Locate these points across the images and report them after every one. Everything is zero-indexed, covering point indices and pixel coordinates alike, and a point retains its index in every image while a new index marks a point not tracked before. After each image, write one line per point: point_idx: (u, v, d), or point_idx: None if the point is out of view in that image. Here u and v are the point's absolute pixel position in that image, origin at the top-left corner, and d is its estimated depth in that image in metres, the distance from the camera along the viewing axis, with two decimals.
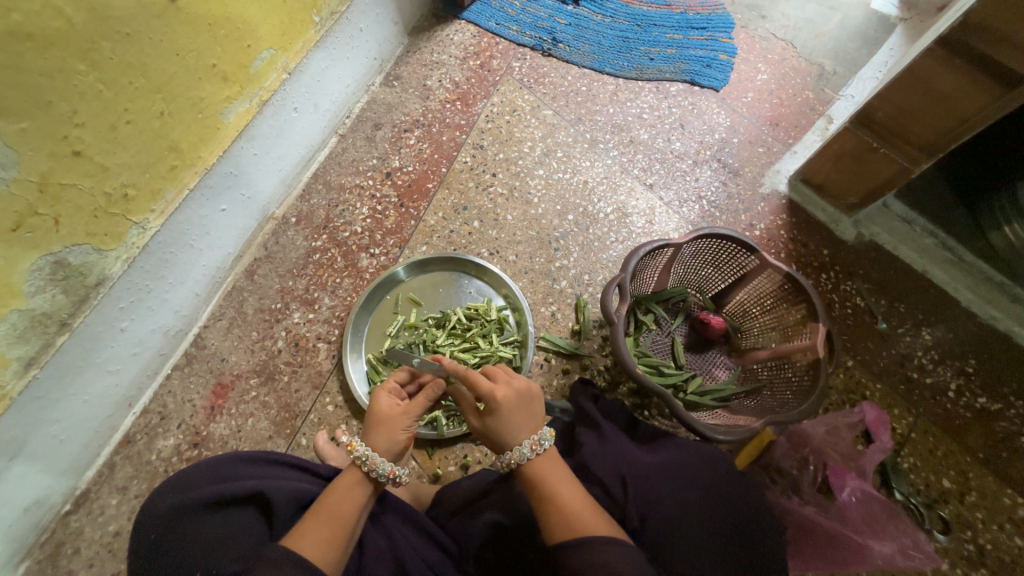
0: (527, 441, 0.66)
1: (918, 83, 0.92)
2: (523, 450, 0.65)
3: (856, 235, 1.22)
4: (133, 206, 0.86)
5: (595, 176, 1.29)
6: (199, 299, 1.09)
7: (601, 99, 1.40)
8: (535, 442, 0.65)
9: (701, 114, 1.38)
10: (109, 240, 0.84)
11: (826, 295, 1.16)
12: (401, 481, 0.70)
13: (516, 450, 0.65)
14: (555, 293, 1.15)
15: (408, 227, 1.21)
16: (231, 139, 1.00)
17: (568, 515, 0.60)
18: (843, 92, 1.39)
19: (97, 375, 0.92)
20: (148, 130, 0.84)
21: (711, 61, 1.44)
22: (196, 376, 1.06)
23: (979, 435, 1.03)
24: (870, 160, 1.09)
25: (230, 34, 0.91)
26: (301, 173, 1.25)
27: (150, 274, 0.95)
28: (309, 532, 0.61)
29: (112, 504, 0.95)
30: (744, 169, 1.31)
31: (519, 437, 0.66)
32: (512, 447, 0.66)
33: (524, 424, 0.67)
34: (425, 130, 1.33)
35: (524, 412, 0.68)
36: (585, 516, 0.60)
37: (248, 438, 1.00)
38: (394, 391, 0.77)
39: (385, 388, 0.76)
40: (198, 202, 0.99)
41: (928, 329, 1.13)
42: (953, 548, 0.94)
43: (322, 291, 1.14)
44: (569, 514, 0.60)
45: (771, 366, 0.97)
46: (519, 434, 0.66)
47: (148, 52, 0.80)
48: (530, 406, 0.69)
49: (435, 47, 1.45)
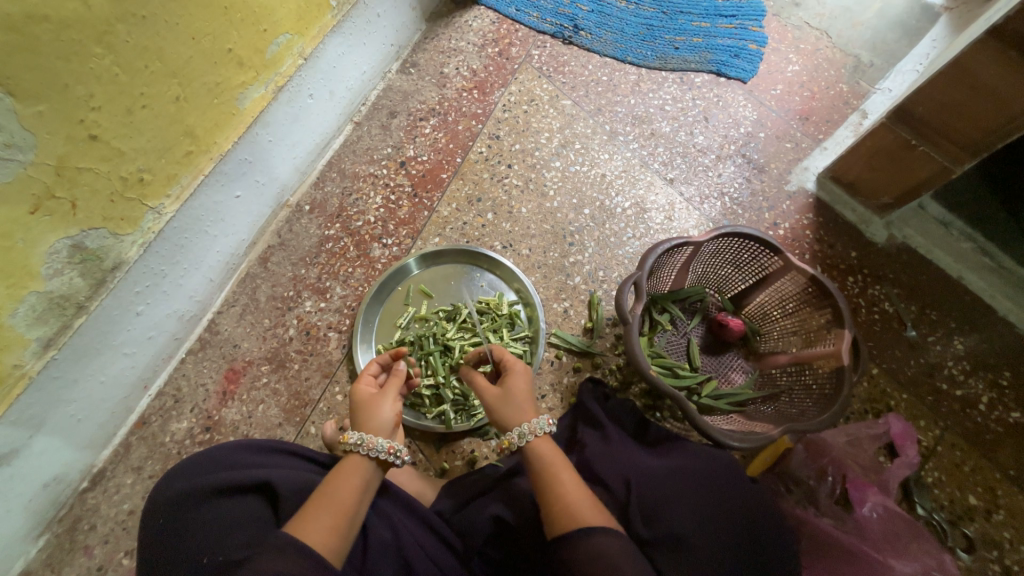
0: (527, 424, 0.69)
1: (963, 76, 0.86)
2: (522, 432, 0.68)
3: (887, 237, 1.16)
4: (148, 190, 0.86)
5: (613, 169, 1.25)
6: (212, 285, 1.09)
7: (623, 89, 1.35)
8: (533, 427, 0.68)
9: (726, 107, 1.32)
10: (125, 224, 0.85)
11: (852, 299, 1.11)
12: (402, 456, 0.72)
13: (514, 432, 0.68)
14: (568, 289, 1.13)
15: (421, 218, 1.19)
16: (247, 125, 1.00)
17: (567, 505, 0.61)
18: (880, 85, 1.32)
19: (113, 357, 0.93)
20: (164, 114, 0.84)
21: (739, 51, 1.38)
22: (210, 360, 1.06)
23: (1010, 451, 0.98)
24: (907, 159, 1.03)
25: (246, 18, 0.90)
26: (315, 161, 1.24)
27: (166, 259, 0.96)
28: (312, 521, 0.61)
29: (127, 484, 0.97)
30: (769, 165, 1.25)
31: (513, 423, 0.70)
32: (510, 429, 0.70)
33: (525, 408, 0.71)
34: (440, 119, 1.31)
35: (525, 399, 0.72)
36: (584, 508, 0.60)
37: (258, 424, 1.01)
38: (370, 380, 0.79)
39: (361, 377, 0.80)
40: (212, 188, 0.99)
41: (960, 338, 1.07)
42: (978, 567, 0.90)
43: (334, 280, 1.13)
44: (568, 505, 0.61)
45: (791, 372, 0.94)
46: (519, 417, 0.70)
47: (163, 35, 0.79)
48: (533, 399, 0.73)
49: (453, 34, 1.42)
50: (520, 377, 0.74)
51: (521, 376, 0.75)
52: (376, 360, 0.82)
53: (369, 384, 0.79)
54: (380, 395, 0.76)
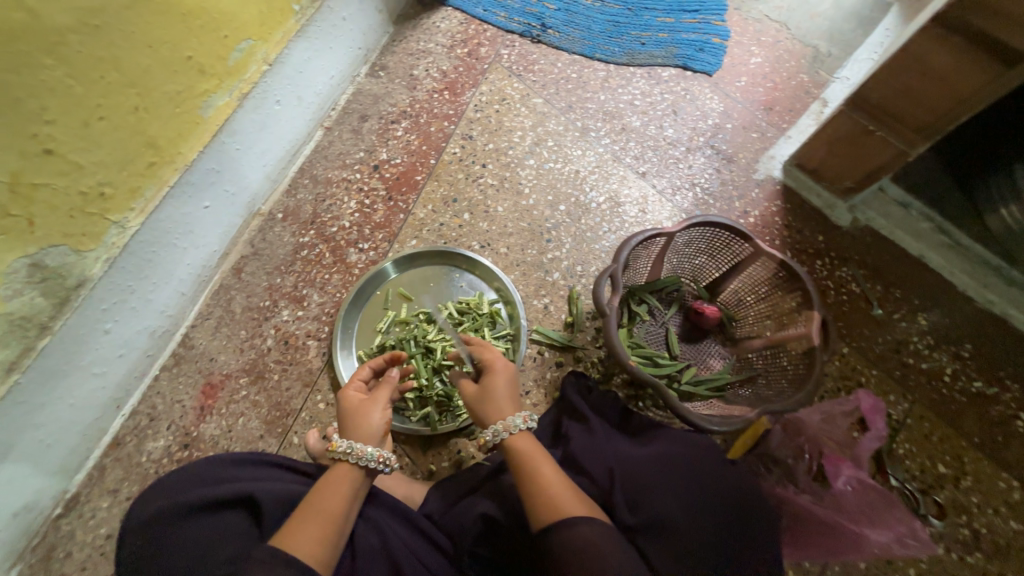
0: (500, 423, 0.69)
1: (913, 62, 0.90)
2: (497, 431, 0.69)
3: (851, 221, 1.21)
4: (111, 204, 0.84)
5: (586, 165, 1.27)
6: (185, 299, 1.07)
7: (592, 86, 1.37)
8: (506, 425, 0.69)
9: (694, 100, 1.35)
10: (88, 240, 0.82)
11: (821, 282, 1.15)
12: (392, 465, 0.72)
13: (489, 431, 0.69)
14: (547, 285, 1.14)
15: (397, 221, 1.19)
16: (212, 133, 0.98)
17: (549, 499, 0.61)
18: (838, 74, 1.36)
19: (81, 378, 0.90)
20: (124, 125, 0.82)
21: (703, 45, 1.41)
22: (185, 376, 1.03)
23: (974, 419, 1.03)
24: (866, 144, 1.07)
25: (206, 25, 0.88)
26: (286, 168, 1.22)
27: (133, 274, 0.93)
28: (299, 533, 0.61)
29: (103, 507, 0.93)
30: (737, 155, 1.29)
31: (491, 421, 0.71)
32: (487, 427, 0.71)
33: (504, 406, 0.71)
34: (412, 121, 1.30)
35: (507, 397, 0.72)
36: (566, 499, 0.61)
37: (239, 438, 0.99)
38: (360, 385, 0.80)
39: (352, 381, 0.80)
40: (179, 200, 0.97)
41: (924, 314, 1.12)
42: (949, 532, 0.94)
43: (311, 288, 1.12)
44: (549, 498, 0.61)
45: (766, 355, 0.97)
46: (496, 415, 0.71)
47: (119, 44, 0.77)
48: (514, 397, 0.74)
49: (421, 36, 1.42)
50: (503, 377, 0.74)
51: (503, 374, 0.75)
52: (369, 366, 0.83)
53: (359, 389, 0.79)
54: (370, 400, 0.76)
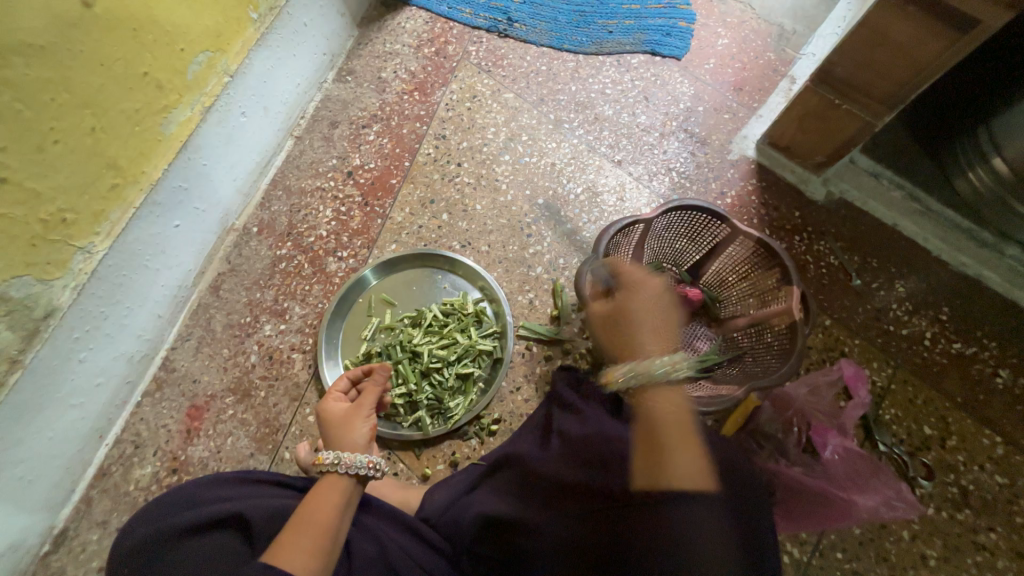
0: None
1: (873, 34, 0.91)
2: None
3: (825, 194, 1.22)
4: (74, 230, 0.82)
5: (562, 157, 1.27)
6: (162, 321, 1.04)
7: (563, 77, 1.37)
8: None
9: (664, 85, 1.35)
10: (53, 268, 0.80)
11: (800, 257, 1.16)
12: (384, 469, 0.70)
13: None
14: (531, 280, 1.13)
15: (375, 227, 1.17)
16: (175, 150, 0.95)
17: None
18: (804, 50, 1.38)
19: (59, 410, 0.88)
20: (81, 147, 0.80)
21: (670, 29, 1.41)
22: (168, 401, 1.01)
23: (955, 380, 1.05)
24: (833, 118, 1.08)
25: (159, 39, 0.86)
26: (258, 180, 1.20)
27: (105, 300, 0.91)
28: (290, 546, 0.61)
29: (93, 540, 0.91)
30: (710, 137, 1.29)
31: None
32: None
33: None
34: (384, 125, 1.28)
35: None
36: None
37: (228, 458, 0.97)
38: (341, 395, 0.77)
39: (330, 393, 0.77)
40: (146, 221, 0.95)
41: (901, 281, 1.14)
42: (938, 492, 0.96)
43: (291, 300, 1.10)
44: None
45: (751, 333, 0.98)
46: None
47: (68, 64, 0.75)
48: None
49: (387, 37, 1.40)
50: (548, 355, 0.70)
51: None
52: (347, 372, 0.80)
53: (339, 399, 0.77)
54: (353, 408, 0.75)
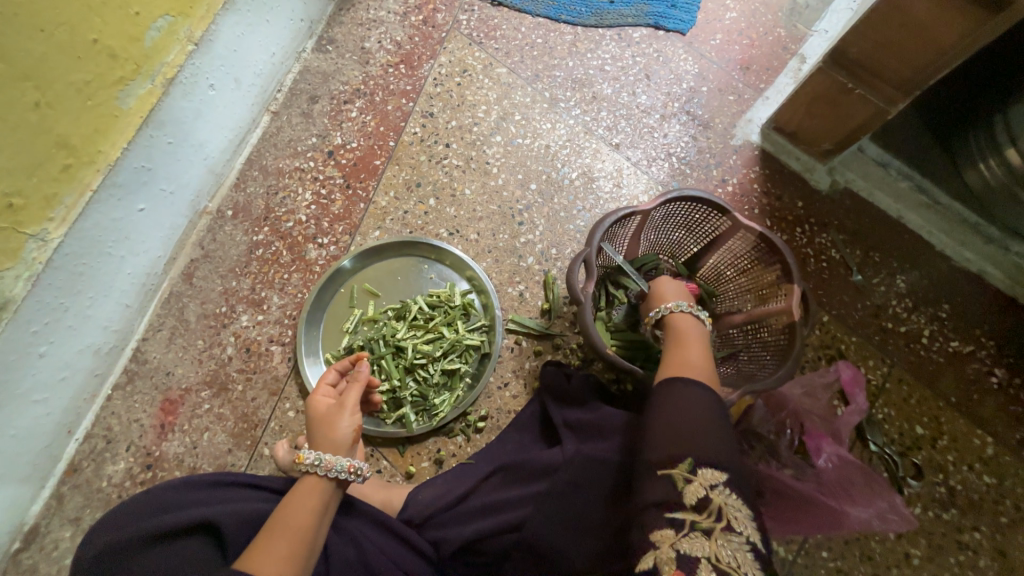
0: None
1: (896, 12, 0.84)
2: None
3: (830, 183, 1.17)
4: (22, 217, 0.75)
5: (557, 139, 1.20)
6: (130, 311, 0.99)
7: (559, 51, 1.28)
8: None
9: (668, 62, 1.27)
10: (1, 258, 0.74)
11: (801, 250, 1.12)
12: (364, 473, 0.69)
13: None
14: (521, 271, 1.08)
15: (358, 212, 1.11)
16: (135, 127, 0.88)
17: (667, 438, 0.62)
18: (816, 27, 1.29)
19: (21, 407, 0.84)
20: (22, 124, 0.72)
21: (676, 0, 1.32)
22: (141, 394, 0.97)
23: (950, 379, 1.03)
24: (844, 103, 1.02)
25: (108, 1, 0.77)
26: (232, 159, 1.12)
27: (65, 291, 0.85)
28: (265, 552, 0.58)
29: (66, 537, 0.89)
30: (714, 120, 1.22)
31: None
32: None
33: None
34: (367, 100, 1.20)
35: None
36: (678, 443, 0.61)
37: (205, 454, 0.94)
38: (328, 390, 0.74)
39: (317, 387, 0.74)
40: (107, 205, 0.88)
41: (902, 276, 1.11)
42: (926, 491, 0.96)
43: (269, 289, 1.04)
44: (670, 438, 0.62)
45: (747, 330, 0.94)
46: None
47: (0, 30, 0.66)
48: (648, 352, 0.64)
49: (370, 2, 1.29)
50: None
51: None
52: (336, 366, 0.77)
53: (326, 395, 0.73)
54: (338, 406, 0.71)
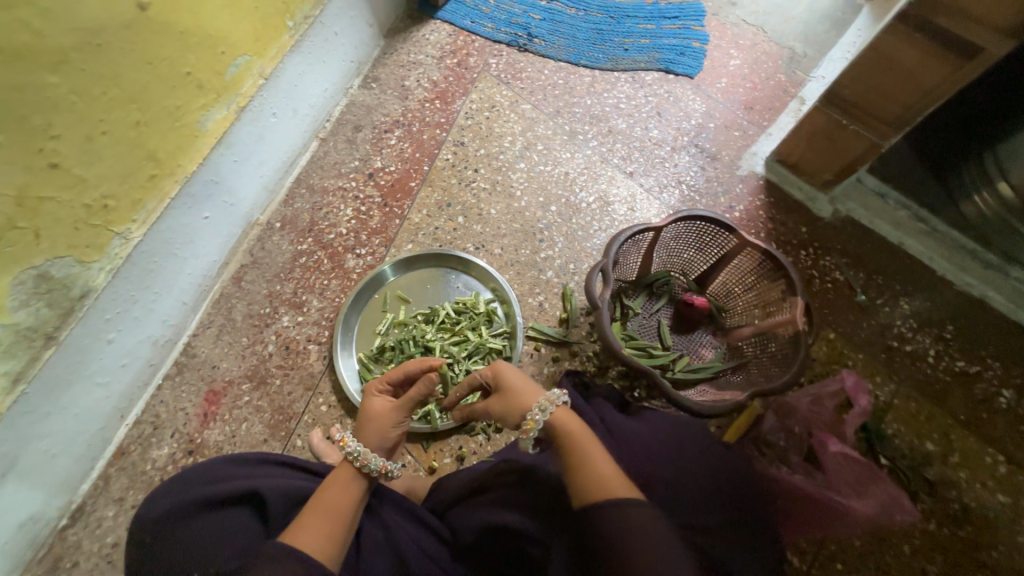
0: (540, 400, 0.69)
1: (882, 58, 0.94)
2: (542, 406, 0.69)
3: (832, 212, 1.25)
4: (113, 216, 0.86)
5: (575, 167, 1.31)
6: (186, 308, 1.09)
7: (579, 91, 1.42)
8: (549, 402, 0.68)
9: (677, 102, 1.40)
10: (92, 252, 0.85)
11: (806, 271, 1.19)
12: (395, 473, 0.75)
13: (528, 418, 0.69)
14: (541, 284, 1.16)
15: (393, 227, 1.22)
16: (209, 146, 1.01)
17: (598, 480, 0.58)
18: (814, 73, 1.42)
19: (85, 388, 0.92)
20: (126, 139, 0.84)
21: (685, 49, 1.47)
22: (188, 385, 1.05)
23: (958, 398, 1.06)
24: (840, 138, 1.12)
25: (202, 42, 0.92)
26: (283, 178, 1.25)
27: (136, 285, 0.95)
28: (305, 530, 0.63)
29: (109, 516, 0.94)
30: (721, 152, 1.33)
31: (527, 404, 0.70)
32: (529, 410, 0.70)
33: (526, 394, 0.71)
34: (405, 130, 1.34)
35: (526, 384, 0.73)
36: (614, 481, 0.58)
37: (243, 443, 1.00)
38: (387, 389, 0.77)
39: (380, 383, 0.77)
40: (179, 211, 1.00)
41: (906, 299, 1.16)
42: (940, 508, 0.96)
43: (309, 293, 1.14)
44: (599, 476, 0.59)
45: (755, 342, 1.00)
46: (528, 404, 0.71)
47: (120, 62, 0.80)
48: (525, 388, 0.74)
49: (412, 48, 1.46)
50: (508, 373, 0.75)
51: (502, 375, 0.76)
52: (403, 366, 0.77)
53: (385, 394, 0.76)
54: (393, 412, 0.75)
